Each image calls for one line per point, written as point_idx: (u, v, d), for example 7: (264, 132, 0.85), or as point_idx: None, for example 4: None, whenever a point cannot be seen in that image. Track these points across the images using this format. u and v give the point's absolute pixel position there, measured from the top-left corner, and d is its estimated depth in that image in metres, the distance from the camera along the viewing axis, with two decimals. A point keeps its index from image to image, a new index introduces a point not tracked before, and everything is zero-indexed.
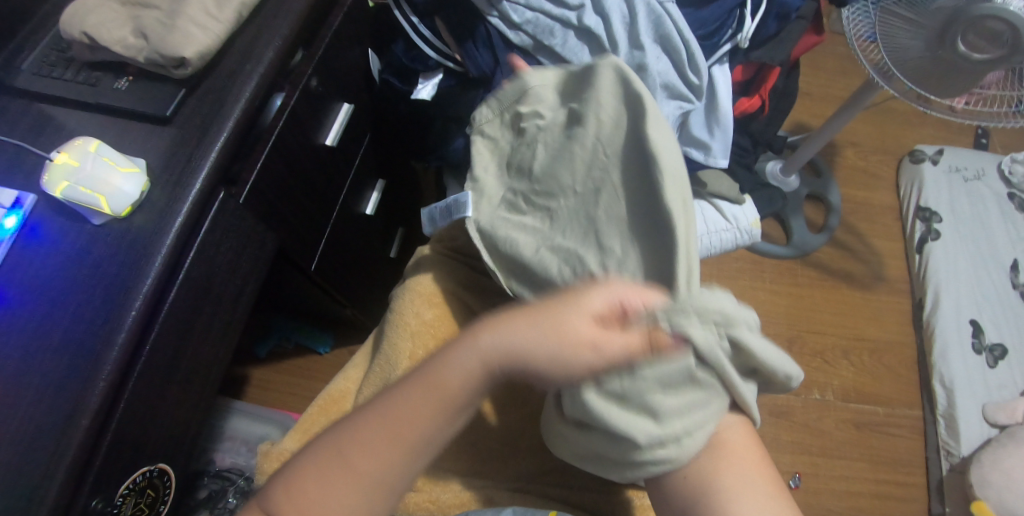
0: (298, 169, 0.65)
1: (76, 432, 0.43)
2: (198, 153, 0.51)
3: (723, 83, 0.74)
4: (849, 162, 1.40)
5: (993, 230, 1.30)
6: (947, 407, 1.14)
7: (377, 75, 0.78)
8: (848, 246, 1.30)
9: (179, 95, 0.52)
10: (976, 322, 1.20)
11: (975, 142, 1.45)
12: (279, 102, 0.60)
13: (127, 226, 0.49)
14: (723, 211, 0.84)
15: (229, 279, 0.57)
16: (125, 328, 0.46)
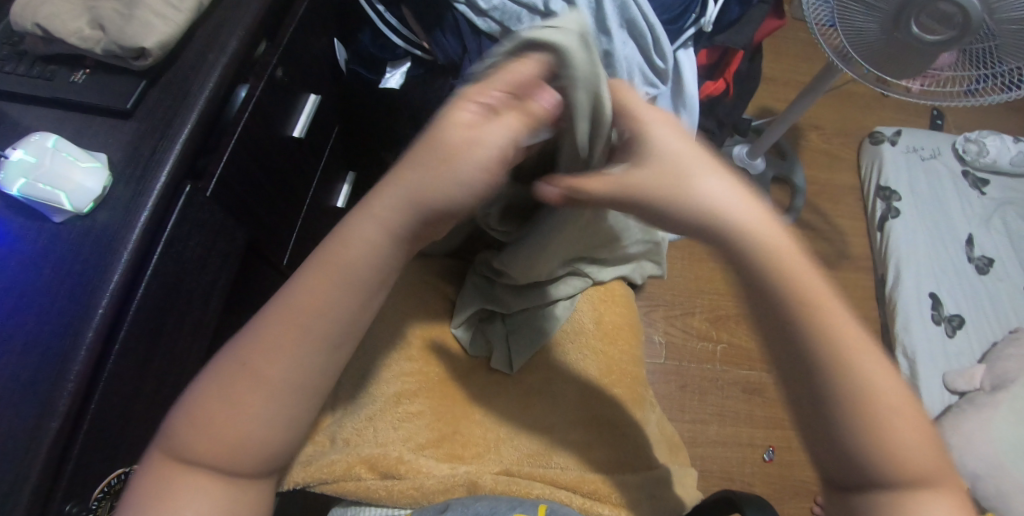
0: (265, 162, 0.64)
1: (49, 431, 0.43)
2: (162, 147, 0.50)
3: (688, 67, 0.75)
4: (813, 145, 1.43)
5: (949, 206, 1.35)
6: (911, 377, 1.18)
7: (343, 65, 0.77)
8: (814, 226, 1.34)
9: (141, 87, 0.51)
10: (936, 295, 1.25)
11: (931, 123, 1.50)
12: (244, 93, 0.58)
13: (91, 223, 0.48)
14: None
15: (198, 275, 0.57)
16: (93, 328, 0.45)
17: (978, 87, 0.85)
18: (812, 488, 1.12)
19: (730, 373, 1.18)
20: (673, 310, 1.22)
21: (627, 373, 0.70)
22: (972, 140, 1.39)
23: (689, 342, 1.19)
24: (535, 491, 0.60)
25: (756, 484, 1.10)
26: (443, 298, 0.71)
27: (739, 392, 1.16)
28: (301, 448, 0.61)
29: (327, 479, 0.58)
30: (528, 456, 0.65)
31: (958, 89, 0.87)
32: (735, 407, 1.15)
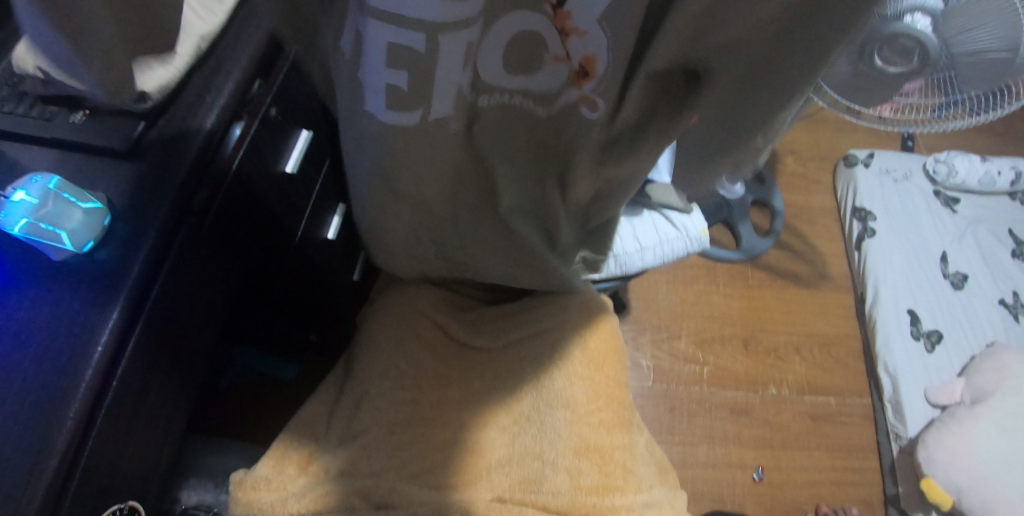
0: (258, 198, 0.65)
1: (44, 471, 0.43)
2: (162, 187, 0.52)
3: None
4: (790, 169, 1.47)
5: (923, 225, 1.40)
6: (893, 393, 1.21)
7: (334, 102, 0.79)
8: (793, 248, 1.37)
9: (139, 128, 0.53)
10: (913, 311, 1.29)
11: (902, 145, 1.55)
12: (239, 131, 0.59)
13: (91, 262, 0.49)
14: (672, 219, 0.87)
15: (193, 308, 0.58)
16: (92, 364, 0.46)
17: (943, 113, 0.89)
18: (802, 507, 1.13)
19: (717, 394, 1.19)
20: (660, 333, 1.23)
21: (612, 396, 0.71)
22: (941, 161, 1.44)
23: (676, 365, 1.21)
24: None
25: (746, 505, 1.11)
26: (433, 326, 0.73)
27: (726, 413, 1.18)
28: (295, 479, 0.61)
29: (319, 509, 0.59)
30: (518, 482, 0.65)
31: (927, 115, 0.90)
32: (723, 427, 1.17)
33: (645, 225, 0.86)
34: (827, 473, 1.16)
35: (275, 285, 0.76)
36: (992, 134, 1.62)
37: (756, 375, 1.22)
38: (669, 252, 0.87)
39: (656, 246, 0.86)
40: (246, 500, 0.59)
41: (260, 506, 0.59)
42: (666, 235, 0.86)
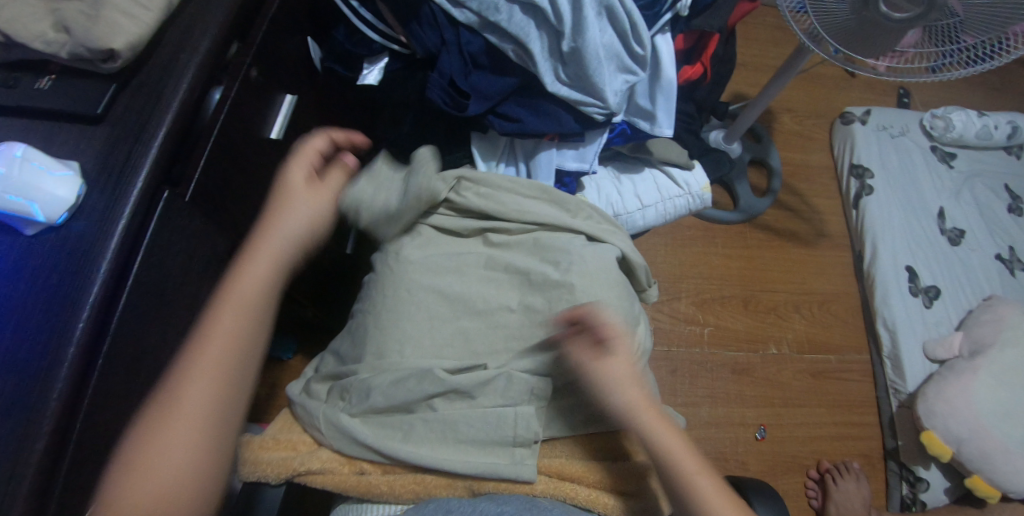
0: (245, 168, 0.62)
1: (48, 442, 0.42)
2: (137, 151, 0.48)
3: (667, 52, 0.72)
4: (787, 127, 1.45)
5: (920, 179, 1.38)
6: (892, 348, 1.22)
7: (319, 63, 0.72)
8: (792, 207, 1.36)
9: (111, 90, 0.49)
10: (911, 267, 1.28)
11: (897, 101, 1.53)
12: (218, 95, 0.56)
13: (67, 232, 0.46)
14: (674, 177, 0.83)
15: (180, 281, 0.54)
16: (74, 343, 0.43)
17: (945, 62, 0.87)
18: (804, 462, 1.15)
19: (718, 354, 1.19)
20: (659, 297, 1.22)
21: None
22: (938, 116, 1.41)
23: (677, 327, 1.20)
24: (540, 486, 0.60)
25: (750, 462, 1.12)
26: None
27: (727, 373, 1.18)
28: (305, 439, 0.62)
29: (325, 473, 0.58)
30: None
31: (925, 65, 0.89)
32: (724, 387, 1.17)
33: (643, 183, 0.83)
34: (829, 428, 1.18)
35: None
36: (985, 87, 1.60)
37: (756, 334, 1.22)
38: (671, 210, 0.84)
39: (656, 205, 0.82)
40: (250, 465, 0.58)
41: (265, 463, 0.58)
42: (666, 193, 0.82)
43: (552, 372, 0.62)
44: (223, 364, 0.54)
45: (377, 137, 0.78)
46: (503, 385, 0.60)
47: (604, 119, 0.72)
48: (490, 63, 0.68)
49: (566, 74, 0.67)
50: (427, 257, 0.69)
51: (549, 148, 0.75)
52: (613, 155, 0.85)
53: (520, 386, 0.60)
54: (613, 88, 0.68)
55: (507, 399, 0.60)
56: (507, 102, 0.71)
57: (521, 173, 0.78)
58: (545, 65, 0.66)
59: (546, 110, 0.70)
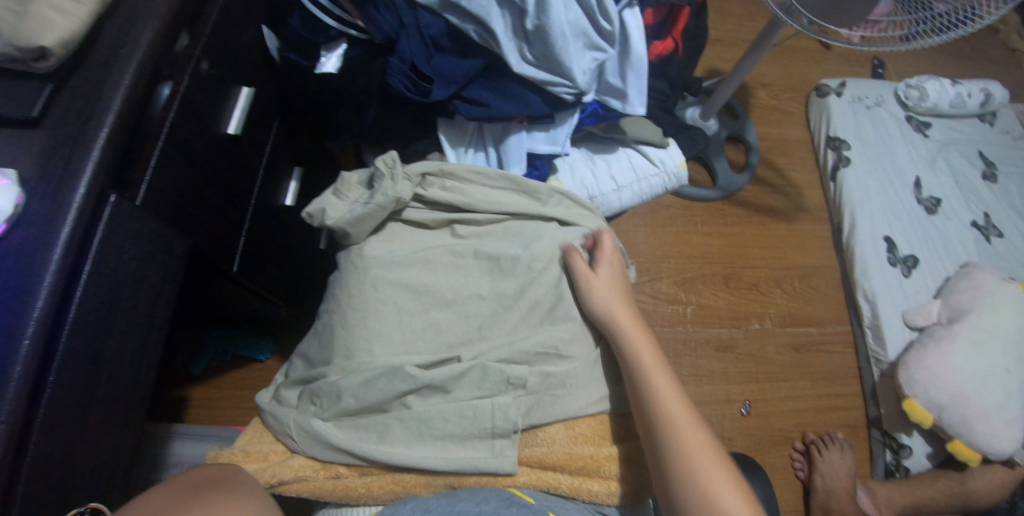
0: (202, 166, 0.60)
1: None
2: (78, 155, 0.45)
3: (636, 28, 0.70)
4: (763, 101, 1.44)
5: (896, 149, 1.38)
6: (873, 319, 1.22)
7: (276, 53, 0.70)
8: (770, 182, 1.35)
9: (47, 91, 0.46)
10: (889, 238, 1.28)
11: (871, 72, 1.53)
12: (167, 91, 0.54)
13: (7, 245, 0.44)
14: (649, 156, 0.82)
15: (136, 291, 0.52)
16: (19, 362, 0.41)
17: (918, 30, 0.86)
18: (789, 435, 1.15)
19: (701, 332, 1.19)
20: (641, 278, 1.21)
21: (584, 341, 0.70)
22: (912, 86, 1.41)
23: (660, 307, 1.19)
24: (521, 478, 0.59)
25: (737, 438, 1.12)
26: None
27: (711, 351, 1.18)
28: (277, 448, 0.60)
29: (299, 481, 0.58)
30: None
31: (901, 32, 0.88)
32: (709, 365, 1.17)
33: (618, 163, 0.81)
34: (813, 401, 1.18)
35: (233, 260, 0.69)
36: (958, 56, 1.60)
37: (738, 311, 1.22)
38: (646, 190, 0.82)
39: (632, 186, 0.81)
40: None
41: None
42: (641, 173, 0.81)
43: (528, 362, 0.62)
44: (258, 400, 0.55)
45: (341, 127, 0.76)
46: (481, 377, 0.59)
47: (574, 99, 0.70)
48: (453, 45, 0.66)
49: (532, 53, 0.65)
50: (393, 252, 0.67)
51: (519, 131, 0.73)
52: (586, 136, 0.83)
53: (496, 375, 0.59)
54: (582, 67, 0.66)
55: (485, 390, 0.59)
56: (472, 85, 0.68)
57: (491, 158, 0.76)
58: (509, 45, 0.64)
59: (513, 93, 0.68)
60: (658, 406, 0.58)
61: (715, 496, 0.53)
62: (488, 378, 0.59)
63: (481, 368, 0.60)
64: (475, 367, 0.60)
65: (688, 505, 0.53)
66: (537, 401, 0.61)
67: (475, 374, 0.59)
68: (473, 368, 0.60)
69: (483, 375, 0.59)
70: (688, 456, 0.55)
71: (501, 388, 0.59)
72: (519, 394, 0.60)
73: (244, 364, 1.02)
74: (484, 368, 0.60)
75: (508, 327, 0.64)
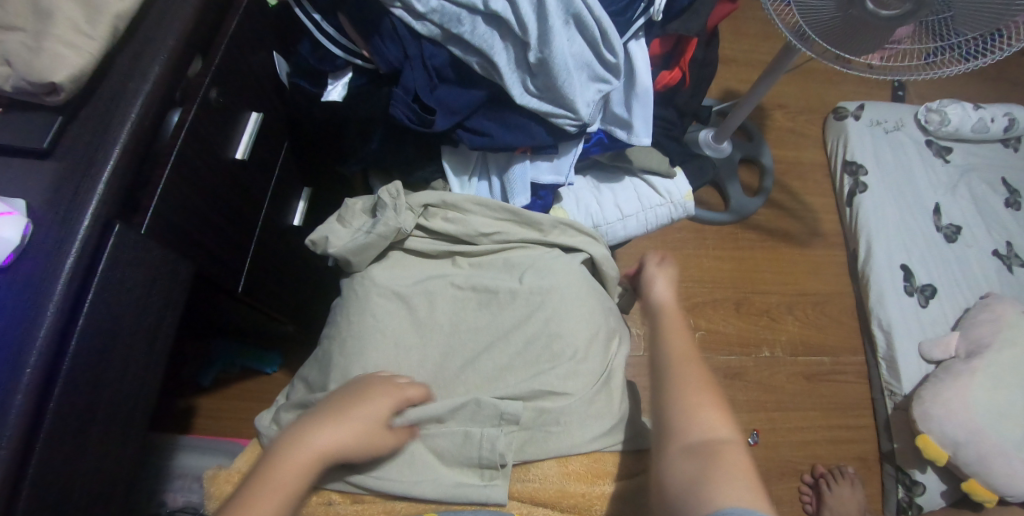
0: (209, 192, 0.61)
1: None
2: (85, 186, 0.47)
3: (642, 59, 0.70)
4: (779, 124, 1.43)
5: (915, 175, 1.36)
6: (888, 349, 1.20)
7: (286, 78, 0.71)
8: (784, 206, 1.34)
9: (57, 124, 0.47)
10: (906, 266, 1.26)
11: (892, 95, 1.51)
12: (176, 118, 0.55)
13: (13, 276, 0.45)
14: (655, 186, 0.81)
15: (138, 317, 0.52)
16: (21, 389, 0.42)
17: (935, 59, 0.85)
18: (798, 467, 1.13)
19: (710, 359, 1.17)
20: None
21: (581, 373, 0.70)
22: (933, 110, 1.39)
23: None
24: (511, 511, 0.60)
25: None
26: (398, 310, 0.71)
27: (719, 378, 1.16)
28: None
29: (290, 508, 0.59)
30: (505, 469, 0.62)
31: (918, 62, 0.87)
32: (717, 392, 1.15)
33: (623, 193, 0.81)
34: (823, 432, 1.16)
35: (239, 281, 0.71)
36: (982, 79, 1.57)
37: (749, 337, 1.20)
38: (652, 220, 0.82)
39: (638, 216, 0.80)
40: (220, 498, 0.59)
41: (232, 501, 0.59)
42: (647, 204, 0.80)
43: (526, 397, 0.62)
44: (291, 488, 0.52)
45: (348, 150, 0.77)
46: (476, 410, 0.60)
47: (578, 130, 0.70)
48: (456, 76, 0.66)
49: (535, 85, 0.66)
50: (395, 282, 0.69)
51: (523, 161, 0.73)
52: (593, 164, 0.83)
53: (492, 409, 0.60)
54: (585, 99, 0.67)
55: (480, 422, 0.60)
56: (476, 115, 0.69)
57: (495, 187, 0.76)
58: (512, 77, 0.65)
59: (516, 123, 0.69)
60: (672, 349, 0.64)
61: (698, 411, 0.58)
62: (484, 412, 0.60)
63: (477, 401, 0.60)
64: (472, 400, 0.60)
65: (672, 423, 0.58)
66: (532, 436, 0.61)
67: (473, 407, 0.60)
68: (469, 400, 0.60)
69: (479, 409, 0.60)
70: (683, 381, 0.61)
71: (495, 423, 0.60)
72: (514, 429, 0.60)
73: (251, 378, 1.03)
74: (480, 401, 0.60)
75: (507, 359, 0.65)
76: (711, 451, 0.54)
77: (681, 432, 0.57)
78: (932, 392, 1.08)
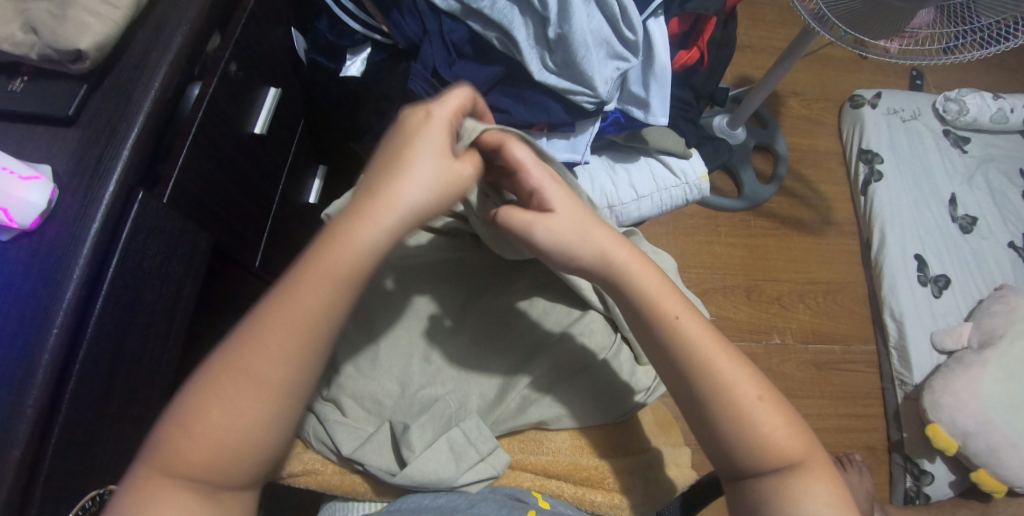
0: (228, 165, 0.61)
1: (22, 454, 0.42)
2: (110, 153, 0.47)
3: (660, 38, 0.70)
4: (794, 111, 1.41)
5: (932, 166, 1.34)
6: (899, 339, 1.19)
7: (304, 55, 0.71)
8: (798, 194, 1.33)
9: (81, 92, 0.48)
10: (920, 256, 1.25)
11: (909, 83, 1.49)
12: (197, 91, 0.56)
13: (40, 240, 0.45)
14: (671, 166, 0.81)
15: (161, 285, 0.53)
16: (49, 349, 0.43)
17: (958, 44, 0.84)
18: None
19: None
20: None
21: None
22: (952, 99, 1.37)
23: None
24: (524, 483, 0.61)
25: None
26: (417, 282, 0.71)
27: None
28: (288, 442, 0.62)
29: (308, 474, 0.59)
30: (518, 441, 0.64)
31: (938, 47, 0.85)
32: None
33: (639, 172, 0.80)
34: (832, 421, 1.16)
35: (254, 255, 0.71)
36: (1002, 68, 1.55)
37: (759, 324, 1.20)
38: (667, 201, 0.82)
39: (652, 196, 0.80)
40: None
41: None
42: (662, 184, 0.80)
43: (548, 380, 0.63)
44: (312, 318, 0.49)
45: (364, 127, 0.78)
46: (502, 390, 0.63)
47: (595, 109, 0.69)
48: (475, 52, 0.67)
49: (553, 61, 0.66)
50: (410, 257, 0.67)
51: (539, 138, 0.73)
52: (608, 144, 0.82)
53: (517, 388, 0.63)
54: (603, 76, 0.66)
55: (503, 401, 0.62)
56: (494, 92, 0.69)
57: None
58: (531, 53, 0.65)
59: (533, 100, 0.68)
60: (694, 355, 0.54)
61: (749, 409, 0.52)
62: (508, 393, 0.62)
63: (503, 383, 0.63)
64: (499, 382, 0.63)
65: (741, 452, 0.52)
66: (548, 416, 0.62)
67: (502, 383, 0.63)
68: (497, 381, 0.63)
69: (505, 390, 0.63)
70: (737, 407, 0.53)
71: (517, 403, 0.62)
72: (536, 408, 0.62)
73: None
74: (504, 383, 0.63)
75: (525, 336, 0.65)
76: (786, 461, 0.52)
77: (756, 446, 0.52)
78: (942, 380, 1.08)
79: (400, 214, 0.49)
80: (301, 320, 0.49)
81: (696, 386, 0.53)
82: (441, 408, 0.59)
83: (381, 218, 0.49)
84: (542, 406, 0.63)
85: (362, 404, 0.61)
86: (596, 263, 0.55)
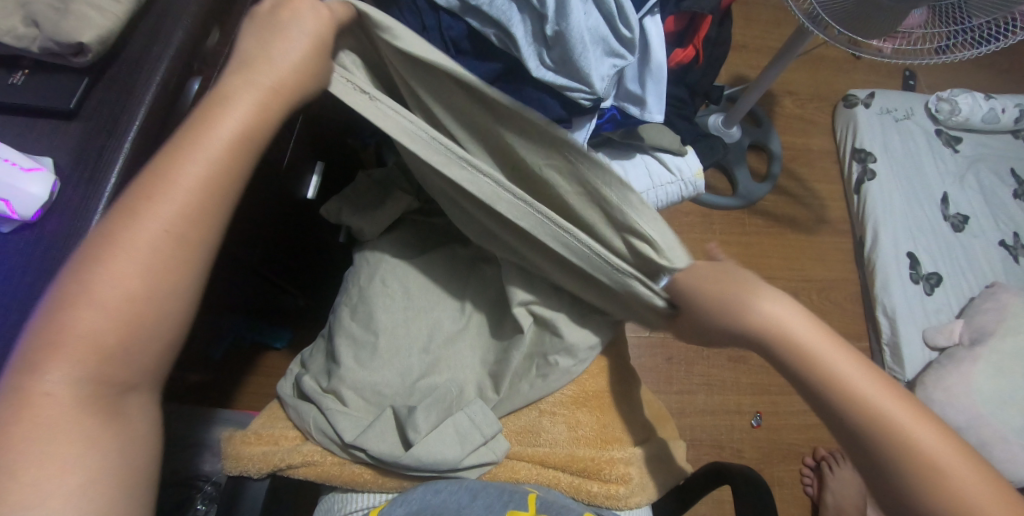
0: None
1: None
2: (111, 146, 0.48)
3: (656, 35, 0.71)
4: (788, 111, 1.42)
5: (925, 166, 1.36)
6: (891, 336, 1.20)
7: None
8: (792, 193, 1.34)
9: (83, 85, 0.48)
10: (912, 254, 1.26)
11: (902, 84, 1.50)
12: (196, 86, 0.53)
13: (41, 232, 0.46)
14: (666, 163, 0.82)
15: None
16: None
17: (953, 43, 0.84)
18: (800, 450, 1.14)
19: None
20: None
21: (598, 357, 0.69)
22: (943, 99, 1.38)
23: None
24: (522, 473, 0.61)
25: (745, 450, 1.12)
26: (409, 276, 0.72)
27: (723, 361, 1.17)
28: (288, 434, 0.61)
29: (308, 465, 0.59)
30: (515, 433, 0.64)
31: (931, 46, 0.86)
32: (721, 375, 1.16)
33: (635, 169, 0.81)
34: None
35: (250, 249, 0.72)
36: (993, 69, 1.57)
37: None
38: (663, 197, 0.83)
39: (648, 193, 0.81)
40: (238, 453, 0.58)
41: (248, 458, 0.58)
42: (658, 181, 0.81)
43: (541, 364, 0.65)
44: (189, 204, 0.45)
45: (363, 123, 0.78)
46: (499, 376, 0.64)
47: (592, 105, 0.70)
48: (473, 48, 0.67)
49: (551, 58, 0.66)
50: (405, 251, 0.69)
51: None
52: (606, 141, 0.82)
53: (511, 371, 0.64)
54: (601, 73, 0.66)
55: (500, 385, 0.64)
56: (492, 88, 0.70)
57: None
58: (528, 50, 0.65)
59: (530, 96, 0.69)
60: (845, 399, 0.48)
61: (917, 446, 0.46)
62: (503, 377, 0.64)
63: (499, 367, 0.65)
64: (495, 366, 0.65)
65: (908, 485, 0.47)
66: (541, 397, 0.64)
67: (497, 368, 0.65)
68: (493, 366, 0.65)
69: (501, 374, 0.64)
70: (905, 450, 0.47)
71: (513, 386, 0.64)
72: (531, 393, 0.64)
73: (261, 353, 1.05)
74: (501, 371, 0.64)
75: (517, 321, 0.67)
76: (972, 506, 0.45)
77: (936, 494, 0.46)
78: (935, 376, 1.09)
79: (271, 87, 0.46)
80: (183, 205, 0.44)
81: (844, 419, 0.48)
82: (442, 393, 0.61)
83: (254, 92, 0.46)
84: (536, 390, 0.64)
85: (362, 395, 0.61)
86: (730, 324, 0.51)
